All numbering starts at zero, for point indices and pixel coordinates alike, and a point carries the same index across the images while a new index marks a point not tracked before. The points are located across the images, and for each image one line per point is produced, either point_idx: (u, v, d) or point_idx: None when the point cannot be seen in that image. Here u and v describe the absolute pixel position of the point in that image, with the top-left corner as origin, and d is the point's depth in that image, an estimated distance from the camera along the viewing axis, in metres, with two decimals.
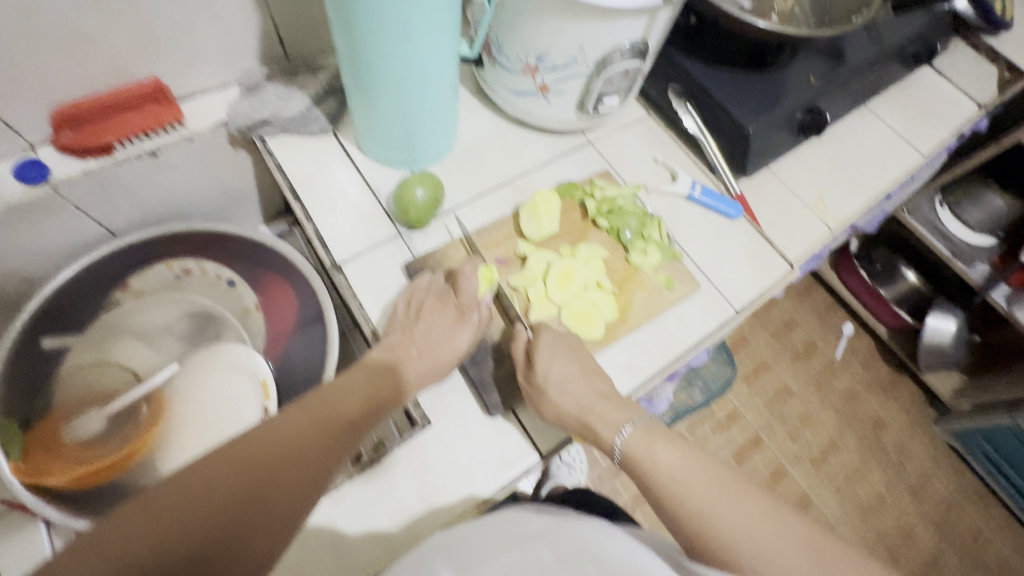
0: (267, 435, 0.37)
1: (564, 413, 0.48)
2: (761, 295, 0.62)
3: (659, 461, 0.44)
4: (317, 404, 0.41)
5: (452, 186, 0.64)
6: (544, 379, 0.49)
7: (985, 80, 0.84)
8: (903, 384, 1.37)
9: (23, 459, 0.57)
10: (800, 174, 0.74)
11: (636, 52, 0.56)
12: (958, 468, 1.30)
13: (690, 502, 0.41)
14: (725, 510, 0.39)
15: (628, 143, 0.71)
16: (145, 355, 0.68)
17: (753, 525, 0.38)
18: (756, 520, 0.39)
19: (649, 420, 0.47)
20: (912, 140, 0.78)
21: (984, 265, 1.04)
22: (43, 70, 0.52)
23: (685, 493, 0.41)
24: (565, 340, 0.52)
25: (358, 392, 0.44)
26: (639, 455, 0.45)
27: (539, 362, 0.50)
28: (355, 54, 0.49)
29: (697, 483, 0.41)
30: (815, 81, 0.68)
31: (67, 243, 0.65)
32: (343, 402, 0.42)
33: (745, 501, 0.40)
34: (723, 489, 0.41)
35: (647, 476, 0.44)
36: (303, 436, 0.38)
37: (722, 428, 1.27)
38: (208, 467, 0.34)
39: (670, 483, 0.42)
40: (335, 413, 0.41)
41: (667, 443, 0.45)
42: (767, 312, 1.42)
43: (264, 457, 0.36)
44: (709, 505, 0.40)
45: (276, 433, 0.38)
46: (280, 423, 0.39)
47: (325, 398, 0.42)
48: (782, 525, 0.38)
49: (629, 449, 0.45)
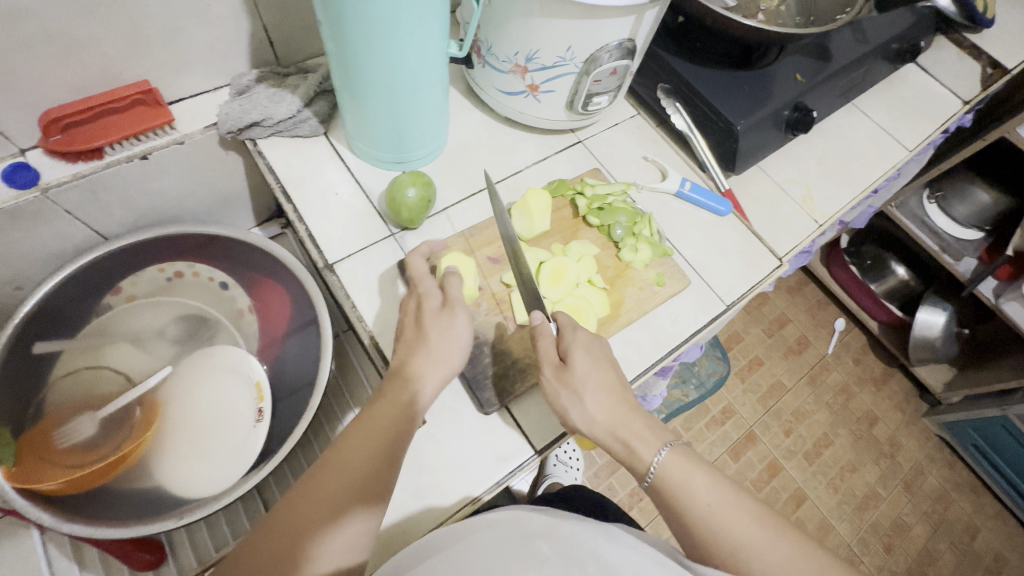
0: (306, 493, 0.39)
1: (595, 419, 0.45)
2: (752, 289, 0.63)
3: (695, 487, 0.43)
4: (346, 446, 0.41)
5: (445, 186, 0.65)
6: (583, 383, 0.46)
7: (969, 76, 0.85)
8: (894, 378, 1.38)
9: (16, 465, 0.56)
10: (789, 171, 0.74)
11: (624, 51, 0.56)
12: (949, 460, 1.32)
13: (728, 535, 0.41)
14: (764, 546, 0.40)
15: (618, 141, 0.71)
16: (136, 358, 0.68)
17: (790, 564, 0.39)
18: (792, 560, 0.40)
19: (681, 444, 0.46)
20: (898, 137, 0.79)
21: (972, 259, 1.07)
22: (31, 74, 0.52)
23: (723, 524, 0.41)
24: (598, 344, 0.49)
25: (378, 421, 0.43)
26: (675, 480, 0.43)
27: (577, 363, 0.47)
28: (346, 56, 0.50)
29: (735, 518, 0.41)
30: (802, 79, 0.69)
31: (57, 248, 0.65)
32: (365, 441, 0.42)
33: (785, 539, 0.41)
34: (760, 523, 0.41)
35: (681, 503, 0.43)
36: (339, 488, 0.40)
37: (717, 424, 1.28)
38: (259, 545, 0.37)
39: (706, 513, 0.42)
40: (361, 454, 0.41)
41: (703, 472, 0.44)
42: (760, 309, 1.43)
43: (303, 521, 0.38)
44: (746, 540, 0.40)
45: (310, 493, 0.39)
46: (314, 479, 0.40)
47: (347, 442, 0.42)
48: (817, 563, 0.40)
49: (663, 475, 0.44)
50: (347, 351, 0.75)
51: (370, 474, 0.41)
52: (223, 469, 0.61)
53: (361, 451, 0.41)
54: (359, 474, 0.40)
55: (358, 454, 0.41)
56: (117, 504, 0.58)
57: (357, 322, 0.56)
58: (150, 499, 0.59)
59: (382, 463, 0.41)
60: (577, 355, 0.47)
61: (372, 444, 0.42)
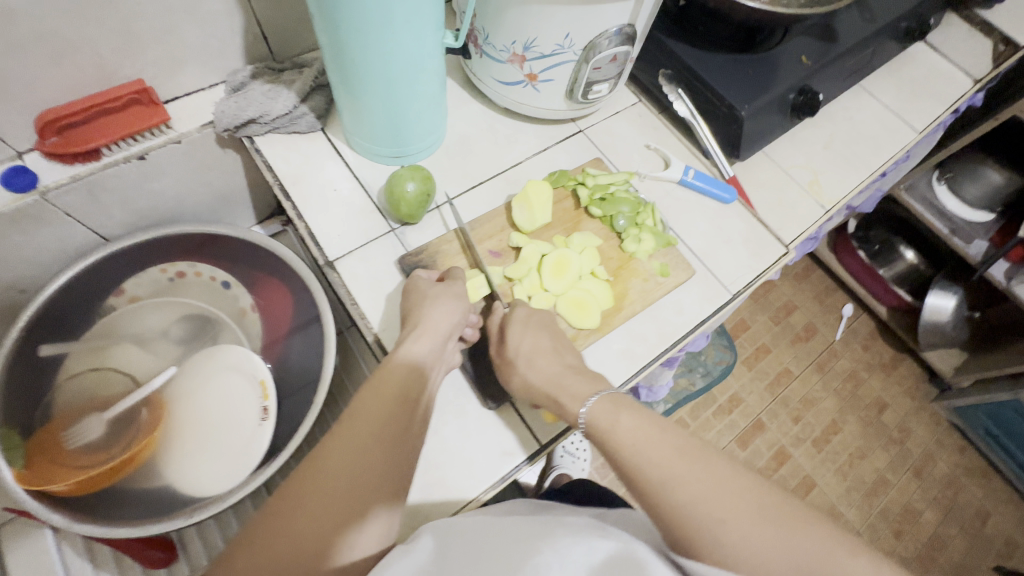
0: (322, 473, 0.38)
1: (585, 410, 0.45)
2: (757, 278, 0.62)
3: (622, 430, 0.42)
4: (358, 424, 0.41)
5: (444, 180, 0.64)
6: (515, 353, 0.49)
7: (979, 54, 0.83)
8: (904, 363, 1.37)
9: (26, 467, 0.57)
10: (794, 156, 0.73)
11: (623, 37, 0.55)
12: (960, 445, 1.31)
13: (651, 467, 0.39)
14: (685, 475, 0.38)
15: (619, 129, 0.70)
16: (143, 359, 0.68)
17: (711, 494, 0.37)
18: (713, 485, 0.37)
19: (616, 393, 0.45)
20: (906, 118, 0.78)
21: (983, 242, 1.05)
22: (26, 75, 0.52)
23: (648, 458, 0.40)
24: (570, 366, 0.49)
25: (394, 408, 0.42)
26: (601, 426, 0.43)
27: (555, 391, 0.47)
28: (341, 50, 0.49)
29: (660, 452, 0.40)
30: (808, 61, 0.67)
31: (58, 251, 0.65)
32: (374, 418, 0.41)
33: (711, 469, 0.38)
34: (685, 456, 0.39)
35: (611, 448, 0.42)
36: (369, 481, 0.39)
37: (724, 413, 1.27)
38: (282, 523, 0.36)
39: (630, 453, 0.41)
40: (382, 429, 0.41)
41: (631, 413, 0.43)
42: (766, 296, 1.42)
43: (329, 503, 0.37)
44: (671, 473, 0.39)
45: (337, 486, 0.38)
46: (331, 460, 0.39)
47: (357, 419, 0.41)
48: (743, 492, 0.37)
49: (593, 422, 0.44)
50: (350, 345, 0.76)
51: (387, 453, 0.40)
52: (241, 462, 0.61)
53: (385, 437, 0.41)
54: (387, 466, 0.40)
55: (381, 444, 0.40)
56: (129, 503, 0.58)
57: (359, 319, 0.55)
58: (162, 498, 0.59)
59: (407, 451, 0.42)
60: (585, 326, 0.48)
61: (394, 434, 0.41)
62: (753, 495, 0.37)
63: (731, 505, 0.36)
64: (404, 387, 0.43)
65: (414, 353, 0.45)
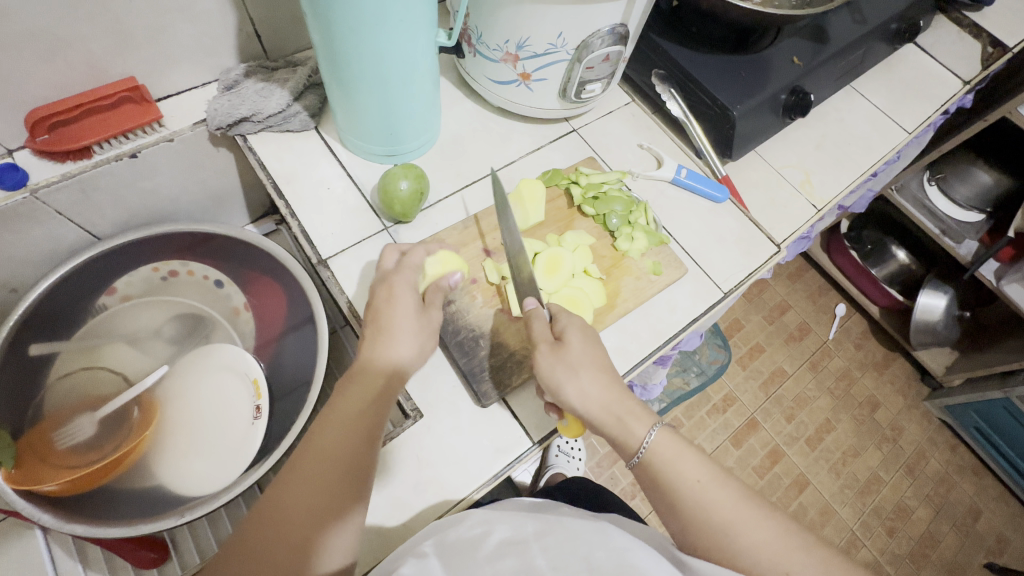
0: (296, 482, 0.38)
1: (584, 405, 0.44)
2: (750, 276, 0.62)
3: (685, 467, 0.43)
4: (328, 431, 0.40)
5: (437, 178, 0.64)
6: None
7: (968, 56, 0.84)
8: (896, 362, 1.38)
9: (16, 467, 0.56)
10: (787, 156, 0.74)
11: (616, 37, 0.56)
12: (951, 443, 1.32)
13: (716, 511, 0.41)
14: (749, 522, 0.40)
15: (612, 129, 0.71)
16: (134, 358, 0.67)
17: (775, 547, 0.39)
18: (774, 534, 0.40)
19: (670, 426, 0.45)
20: (897, 119, 0.78)
21: (972, 242, 1.06)
22: (15, 72, 0.51)
23: (710, 504, 0.41)
24: None
25: (351, 410, 0.41)
26: (664, 461, 0.43)
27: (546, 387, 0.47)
28: (334, 49, 0.49)
29: (723, 496, 0.41)
30: (799, 62, 0.68)
31: (49, 249, 0.65)
32: (342, 423, 0.40)
33: (769, 520, 0.41)
34: (747, 504, 0.41)
35: (670, 481, 0.42)
36: (338, 486, 0.39)
37: (718, 412, 1.28)
38: (261, 530, 0.37)
39: (694, 492, 0.41)
40: (352, 436, 0.40)
41: (692, 453, 0.44)
42: (760, 295, 1.42)
43: (303, 512, 0.38)
44: (734, 518, 0.40)
45: (308, 497, 0.38)
46: (303, 468, 0.39)
47: (328, 426, 0.40)
48: (801, 544, 0.40)
49: (654, 454, 0.43)
50: (344, 344, 0.76)
51: (357, 460, 0.40)
52: (232, 462, 0.61)
53: (355, 444, 0.40)
54: (359, 467, 0.40)
55: (345, 449, 0.40)
56: (119, 503, 0.57)
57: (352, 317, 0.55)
58: (154, 496, 0.59)
59: (379, 445, 0.41)
60: (580, 341, 0.47)
61: (357, 436, 0.40)
62: (814, 551, 0.40)
63: (794, 559, 0.39)
64: (359, 388, 0.42)
65: (377, 354, 0.44)
